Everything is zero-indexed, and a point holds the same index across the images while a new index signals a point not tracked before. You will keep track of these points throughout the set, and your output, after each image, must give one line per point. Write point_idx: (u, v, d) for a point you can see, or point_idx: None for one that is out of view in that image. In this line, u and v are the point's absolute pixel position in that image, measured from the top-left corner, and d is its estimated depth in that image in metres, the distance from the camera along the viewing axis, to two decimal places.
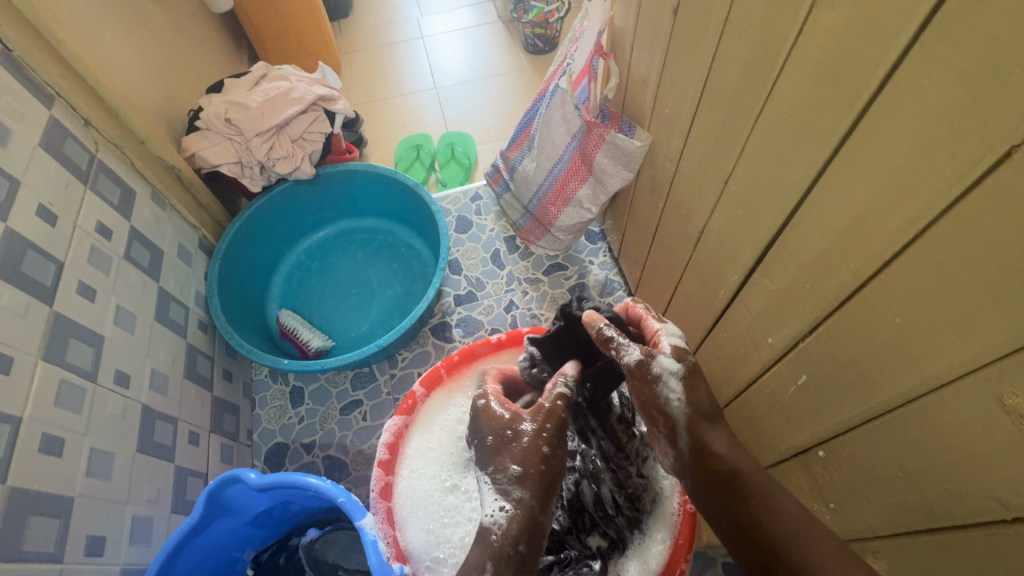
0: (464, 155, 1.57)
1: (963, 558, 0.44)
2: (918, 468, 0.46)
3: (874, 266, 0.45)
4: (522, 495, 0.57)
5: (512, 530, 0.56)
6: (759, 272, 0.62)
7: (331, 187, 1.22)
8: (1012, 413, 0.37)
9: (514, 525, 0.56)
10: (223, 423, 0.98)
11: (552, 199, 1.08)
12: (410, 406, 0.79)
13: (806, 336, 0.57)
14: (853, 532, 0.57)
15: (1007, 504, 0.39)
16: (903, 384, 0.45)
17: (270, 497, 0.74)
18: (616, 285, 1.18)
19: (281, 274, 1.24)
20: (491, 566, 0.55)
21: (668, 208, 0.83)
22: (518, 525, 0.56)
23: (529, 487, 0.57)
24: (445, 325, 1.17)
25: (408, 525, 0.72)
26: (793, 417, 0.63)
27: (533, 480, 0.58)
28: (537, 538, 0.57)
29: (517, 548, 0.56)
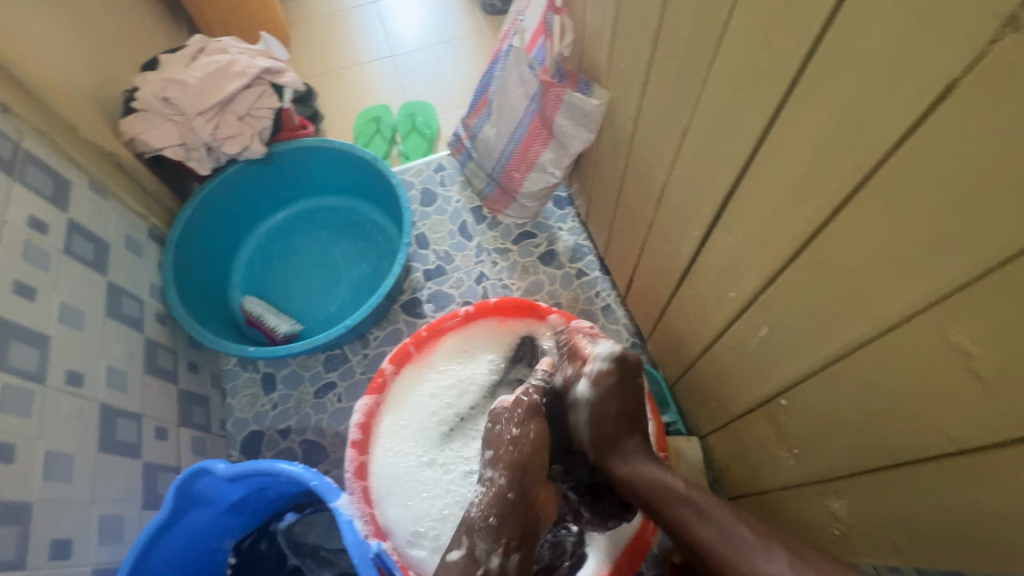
0: (426, 125, 1.52)
1: (915, 493, 0.46)
2: (872, 410, 0.47)
3: (826, 213, 0.45)
4: (493, 474, 0.62)
5: (483, 503, 0.60)
6: (719, 227, 0.62)
7: (286, 165, 1.17)
8: (958, 351, 0.38)
9: (492, 502, 0.59)
10: (192, 415, 0.96)
11: (516, 165, 1.05)
12: (380, 384, 0.78)
13: (766, 288, 0.57)
14: (815, 475, 0.59)
15: (954, 438, 0.40)
16: (855, 329, 0.46)
17: (243, 487, 0.73)
18: (586, 250, 1.18)
19: (242, 259, 1.20)
20: (465, 537, 0.58)
21: (630, 168, 0.81)
22: (486, 497, 0.60)
23: (500, 467, 0.62)
24: (415, 301, 1.15)
25: (386, 503, 0.72)
26: (757, 369, 0.64)
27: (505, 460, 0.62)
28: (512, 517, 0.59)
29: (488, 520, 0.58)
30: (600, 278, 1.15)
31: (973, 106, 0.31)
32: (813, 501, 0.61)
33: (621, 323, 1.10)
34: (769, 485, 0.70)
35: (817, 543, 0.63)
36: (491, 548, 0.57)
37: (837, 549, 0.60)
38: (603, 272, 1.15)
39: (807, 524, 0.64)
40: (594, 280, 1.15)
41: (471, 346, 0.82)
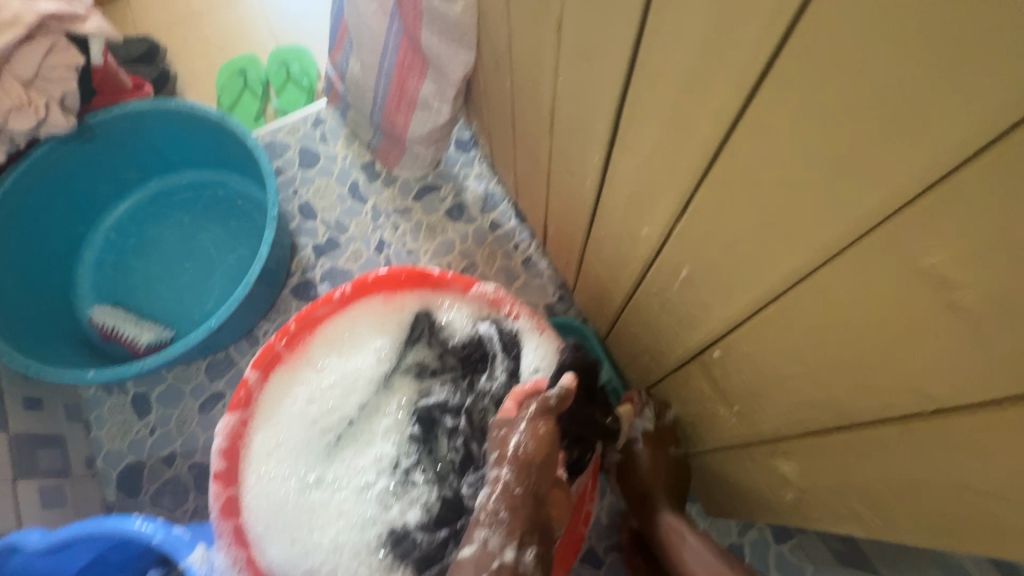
0: (302, 73, 1.28)
1: (878, 459, 0.36)
2: (819, 361, 0.36)
3: (737, 103, 0.31)
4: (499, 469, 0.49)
5: (491, 498, 0.48)
6: (618, 147, 0.48)
7: (114, 139, 0.94)
8: (933, 278, 0.26)
9: (501, 497, 0.47)
10: (37, 462, 0.79)
11: (395, 105, 0.87)
12: (244, 398, 0.61)
13: (680, 220, 0.44)
14: (761, 436, 0.49)
15: (928, 394, 0.29)
16: (791, 261, 0.33)
17: (79, 554, 0.58)
18: (499, 197, 1.02)
19: (87, 262, 0.98)
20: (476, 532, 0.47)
21: (517, 88, 0.65)
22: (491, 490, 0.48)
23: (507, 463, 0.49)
24: (308, 283, 0.99)
25: (266, 542, 0.58)
26: (684, 318, 0.52)
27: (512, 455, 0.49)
28: (530, 513, 0.48)
29: (500, 516, 0.47)
30: (518, 228, 1.00)
31: None
32: (760, 463, 0.51)
33: (546, 276, 0.97)
34: (707, 497, 0.70)
35: (769, 505, 0.55)
36: (505, 543, 0.46)
37: (790, 511, 0.51)
38: (520, 221, 1.01)
39: (756, 486, 0.55)
40: (512, 231, 1.00)
41: (354, 333, 0.67)
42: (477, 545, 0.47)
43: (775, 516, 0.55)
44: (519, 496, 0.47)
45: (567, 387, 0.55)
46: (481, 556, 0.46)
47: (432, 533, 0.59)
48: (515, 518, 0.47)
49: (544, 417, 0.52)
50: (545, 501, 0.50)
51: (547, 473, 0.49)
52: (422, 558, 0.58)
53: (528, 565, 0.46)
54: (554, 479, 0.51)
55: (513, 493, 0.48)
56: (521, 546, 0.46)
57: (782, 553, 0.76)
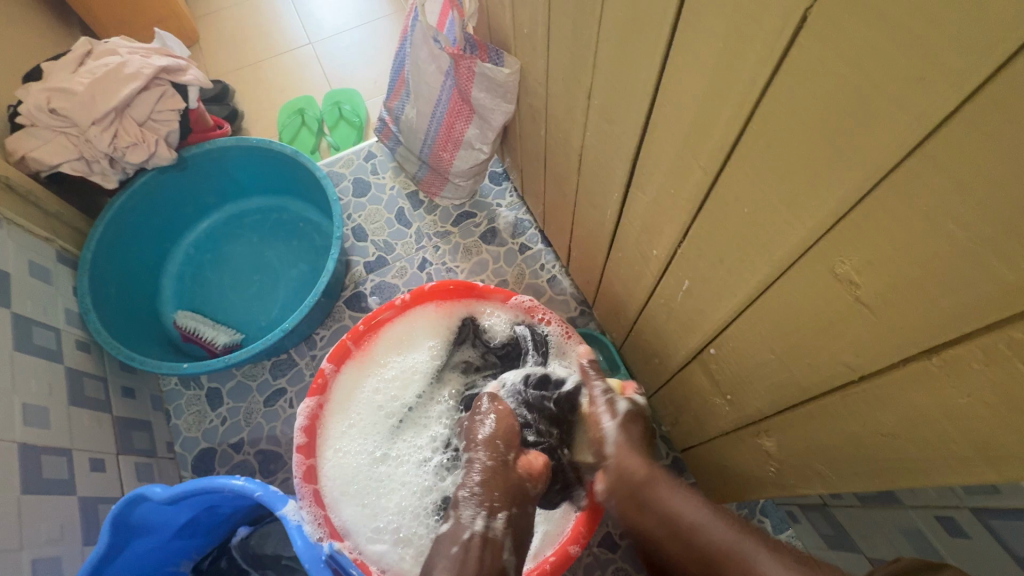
0: (353, 113, 1.46)
1: (828, 423, 0.47)
2: (784, 350, 0.48)
3: (719, 160, 0.45)
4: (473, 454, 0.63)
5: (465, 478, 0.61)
6: (634, 186, 0.61)
7: (201, 170, 1.11)
8: (846, 282, 0.38)
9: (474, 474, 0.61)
10: (133, 442, 0.92)
11: (442, 145, 1.03)
12: (321, 385, 0.74)
13: (681, 243, 0.57)
14: (749, 418, 0.60)
15: (854, 367, 0.41)
16: (760, 272, 0.46)
17: (189, 508, 0.71)
18: (527, 224, 1.16)
19: (169, 274, 1.13)
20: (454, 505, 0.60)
21: (550, 135, 0.80)
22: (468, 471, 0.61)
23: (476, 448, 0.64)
24: (359, 295, 1.13)
25: (341, 505, 0.70)
26: (686, 323, 0.64)
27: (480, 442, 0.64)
28: (499, 478, 0.61)
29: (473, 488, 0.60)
30: (543, 250, 1.14)
31: (829, 30, 0.30)
32: (749, 442, 0.63)
33: (568, 293, 1.11)
34: (714, 486, 0.80)
35: (757, 482, 0.66)
36: (478, 510, 0.58)
37: (773, 484, 0.62)
38: (545, 244, 1.14)
39: (749, 465, 0.66)
40: (537, 253, 1.14)
41: (411, 334, 0.81)
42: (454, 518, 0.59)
43: (762, 492, 0.66)
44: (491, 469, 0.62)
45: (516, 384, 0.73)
46: (456, 527, 0.58)
47: None
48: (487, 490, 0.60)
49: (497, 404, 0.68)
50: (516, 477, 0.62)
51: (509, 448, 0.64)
52: None
53: (497, 527, 0.58)
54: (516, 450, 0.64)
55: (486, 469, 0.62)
56: (490, 513, 0.58)
57: None
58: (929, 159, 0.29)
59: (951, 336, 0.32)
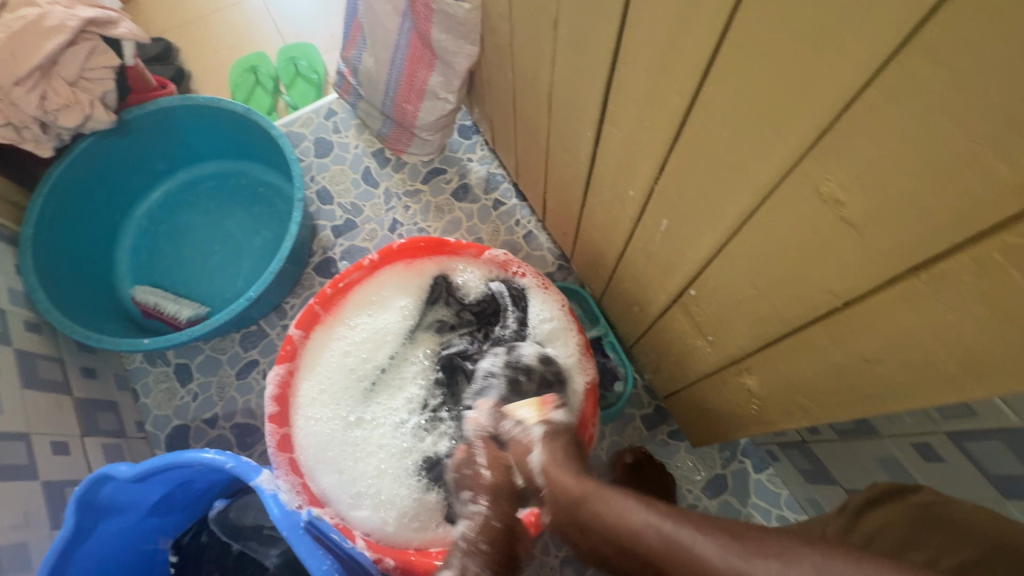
0: (310, 69, 1.37)
1: (810, 355, 0.46)
2: (766, 284, 0.46)
3: (695, 82, 0.41)
4: (473, 507, 0.56)
5: (469, 533, 0.54)
6: (606, 122, 0.58)
7: (147, 134, 1.03)
8: (830, 201, 0.35)
9: (477, 531, 0.54)
10: (99, 423, 0.88)
11: (406, 96, 0.97)
12: (290, 351, 0.72)
13: (658, 180, 0.54)
14: (731, 358, 0.59)
15: (838, 294, 0.39)
16: (740, 202, 0.44)
17: (158, 485, 0.68)
18: (500, 178, 1.12)
19: (124, 248, 1.07)
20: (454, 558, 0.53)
21: (518, 76, 0.75)
22: (470, 526, 0.54)
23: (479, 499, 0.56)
24: (329, 261, 1.08)
25: (319, 472, 0.69)
26: (665, 266, 0.62)
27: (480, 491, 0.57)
28: (500, 536, 0.55)
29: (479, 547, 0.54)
30: (518, 205, 1.10)
31: None
32: (731, 382, 0.62)
33: (545, 248, 1.08)
34: (697, 429, 0.80)
35: (740, 421, 0.65)
36: (483, 572, 0.52)
37: (755, 422, 0.62)
38: (520, 199, 1.10)
39: (731, 406, 0.65)
40: (512, 208, 1.10)
41: (381, 295, 0.77)
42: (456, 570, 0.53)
43: (744, 430, 0.66)
44: (495, 526, 0.55)
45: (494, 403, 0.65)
46: None
47: None
48: (491, 548, 0.53)
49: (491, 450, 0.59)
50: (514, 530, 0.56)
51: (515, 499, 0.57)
52: (453, 479, 0.69)
53: None
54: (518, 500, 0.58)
55: (490, 524, 0.55)
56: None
57: (760, 480, 0.90)
58: (925, 51, 0.26)
59: (941, 249, 0.30)
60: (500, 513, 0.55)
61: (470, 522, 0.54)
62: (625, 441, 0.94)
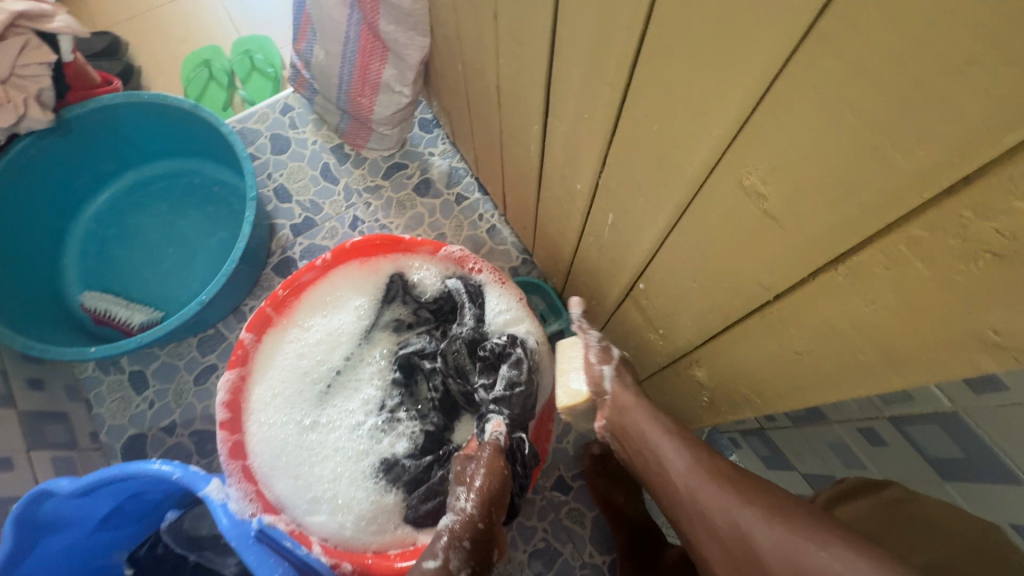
0: (266, 62, 1.33)
1: (749, 346, 0.46)
2: (704, 277, 0.46)
3: (625, 74, 0.41)
4: (466, 503, 0.57)
5: (457, 527, 0.55)
6: (550, 115, 0.57)
7: (89, 133, 0.98)
8: (754, 194, 0.35)
9: (464, 529, 0.55)
10: (47, 435, 0.85)
11: (360, 89, 0.95)
12: (241, 356, 0.70)
13: (601, 173, 0.53)
14: (680, 350, 0.60)
15: (768, 287, 0.39)
16: (675, 196, 0.43)
17: (104, 498, 0.66)
18: (462, 172, 1.11)
19: (71, 253, 1.03)
20: (442, 551, 0.53)
21: (468, 68, 0.73)
22: (460, 522, 0.55)
23: (474, 497, 0.57)
24: (288, 261, 1.06)
25: (273, 479, 0.67)
26: (615, 259, 0.62)
27: (477, 489, 0.58)
28: (485, 541, 0.56)
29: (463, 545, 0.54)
30: (481, 199, 1.09)
31: None
32: (683, 374, 0.62)
33: (509, 243, 1.07)
34: None
35: (694, 412, 0.66)
36: (463, 568, 0.54)
37: (708, 413, 0.62)
38: (483, 193, 1.09)
39: (685, 397, 0.66)
40: (475, 203, 1.09)
41: (335, 296, 0.76)
42: (439, 562, 0.53)
43: (699, 421, 0.67)
44: (481, 528, 0.56)
45: (497, 427, 0.63)
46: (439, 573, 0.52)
47: (418, 459, 0.69)
48: (473, 547, 0.54)
49: (500, 453, 0.61)
50: (493, 535, 0.57)
51: (500, 508, 0.58)
52: (410, 480, 0.68)
53: None
54: (503, 510, 0.59)
55: (475, 524, 0.55)
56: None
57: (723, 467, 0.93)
58: (825, 42, 0.25)
59: (856, 240, 0.30)
60: (484, 516, 0.56)
61: (461, 518, 0.55)
62: (592, 433, 0.94)
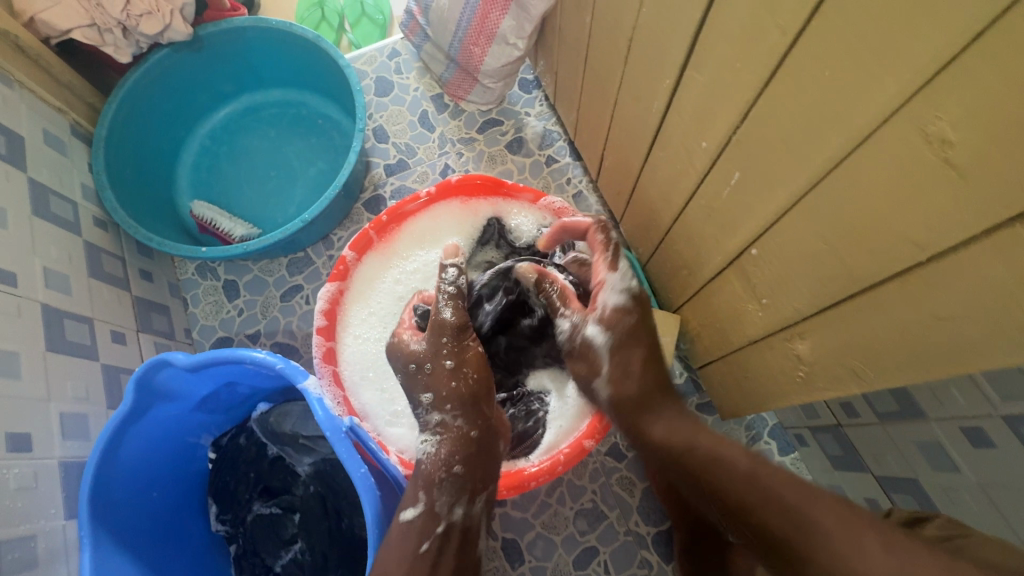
0: (377, 9, 1.36)
1: (876, 315, 0.46)
2: (842, 240, 0.46)
3: (801, 18, 0.40)
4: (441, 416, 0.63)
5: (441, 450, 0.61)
6: (690, 68, 0.56)
7: (216, 52, 1.04)
8: (936, 142, 0.35)
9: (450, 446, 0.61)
10: (153, 322, 0.93)
11: (474, 37, 0.97)
12: (342, 271, 0.74)
13: (737, 129, 0.53)
14: (782, 322, 0.59)
15: (923, 247, 0.39)
16: (829, 149, 0.43)
17: (209, 379, 0.72)
18: (556, 136, 1.11)
19: (186, 163, 1.10)
20: (423, 493, 0.59)
21: (596, 22, 0.74)
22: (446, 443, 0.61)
23: (446, 409, 0.62)
24: (378, 199, 1.10)
25: (360, 389, 0.71)
26: (726, 223, 0.62)
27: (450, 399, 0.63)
28: (472, 454, 0.61)
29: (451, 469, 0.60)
30: (571, 164, 1.10)
31: None
32: (778, 348, 0.62)
33: (594, 210, 1.07)
34: (733, 402, 0.79)
35: (781, 391, 0.65)
36: (455, 496, 0.59)
37: (798, 391, 0.62)
38: (574, 158, 1.10)
39: (772, 372, 0.65)
40: (565, 167, 1.10)
41: (434, 229, 0.79)
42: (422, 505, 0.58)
43: (783, 400, 0.66)
44: (470, 438, 0.62)
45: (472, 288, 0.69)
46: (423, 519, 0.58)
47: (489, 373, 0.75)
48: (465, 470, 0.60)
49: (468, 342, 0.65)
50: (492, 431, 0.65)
51: (488, 406, 0.65)
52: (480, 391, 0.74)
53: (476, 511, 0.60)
54: (492, 408, 0.66)
55: (465, 437, 0.62)
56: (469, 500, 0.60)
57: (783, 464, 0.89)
58: None
59: None
60: (472, 421, 0.63)
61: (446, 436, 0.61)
62: None
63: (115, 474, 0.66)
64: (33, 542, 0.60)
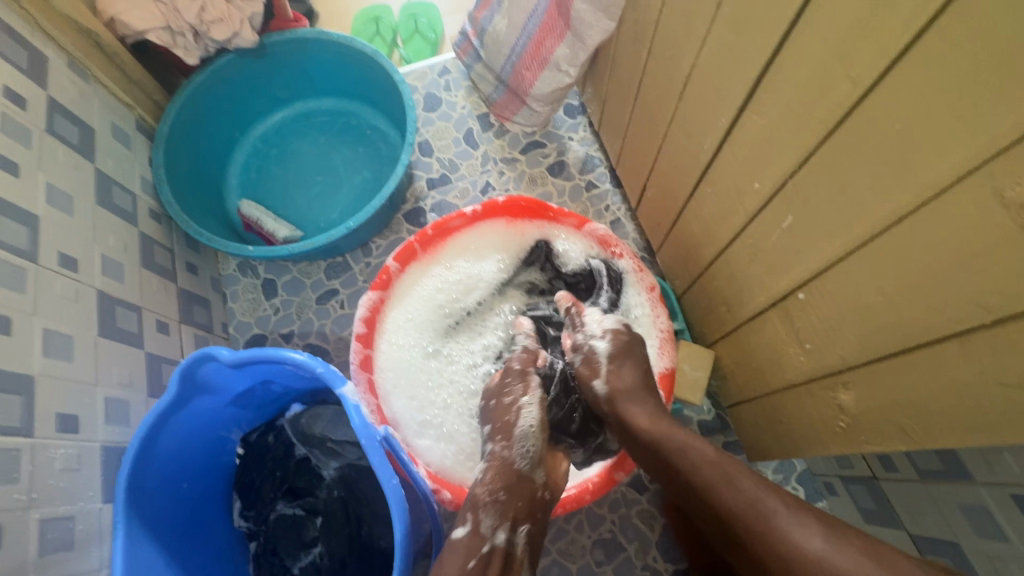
0: (429, 28, 1.40)
1: (932, 372, 0.45)
2: (901, 293, 0.45)
3: (876, 72, 0.40)
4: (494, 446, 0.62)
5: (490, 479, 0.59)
6: (749, 109, 0.57)
7: (278, 60, 1.08)
8: (1013, 206, 0.35)
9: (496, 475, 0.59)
10: (194, 314, 0.95)
11: (527, 62, 1.00)
12: (385, 280, 0.75)
13: (795, 174, 0.53)
14: (826, 368, 0.58)
15: (991, 309, 0.38)
16: (895, 201, 0.43)
17: (249, 376, 0.74)
18: (597, 162, 1.13)
19: (236, 163, 1.14)
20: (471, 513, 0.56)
21: (654, 56, 0.75)
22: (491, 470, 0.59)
23: (501, 438, 0.62)
24: (418, 211, 1.12)
25: (392, 396, 0.72)
26: (774, 264, 0.62)
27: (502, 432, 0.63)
28: (520, 486, 0.59)
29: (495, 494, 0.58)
30: (611, 191, 1.11)
31: None
32: (820, 395, 0.61)
33: (630, 238, 1.07)
34: (766, 444, 0.77)
35: (820, 439, 0.64)
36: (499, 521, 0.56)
37: (838, 441, 0.61)
38: (614, 185, 1.11)
39: (811, 418, 0.64)
40: (604, 193, 1.11)
41: (478, 246, 0.80)
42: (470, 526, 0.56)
43: (822, 449, 0.64)
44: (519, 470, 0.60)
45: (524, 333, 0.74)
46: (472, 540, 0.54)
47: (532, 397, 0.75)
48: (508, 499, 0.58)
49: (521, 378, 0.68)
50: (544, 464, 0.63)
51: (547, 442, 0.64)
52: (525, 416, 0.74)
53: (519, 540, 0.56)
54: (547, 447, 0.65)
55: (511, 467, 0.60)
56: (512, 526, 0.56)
57: None
58: None
59: None
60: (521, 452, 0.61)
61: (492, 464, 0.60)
62: None
63: (152, 462, 0.67)
64: (71, 523, 0.62)
